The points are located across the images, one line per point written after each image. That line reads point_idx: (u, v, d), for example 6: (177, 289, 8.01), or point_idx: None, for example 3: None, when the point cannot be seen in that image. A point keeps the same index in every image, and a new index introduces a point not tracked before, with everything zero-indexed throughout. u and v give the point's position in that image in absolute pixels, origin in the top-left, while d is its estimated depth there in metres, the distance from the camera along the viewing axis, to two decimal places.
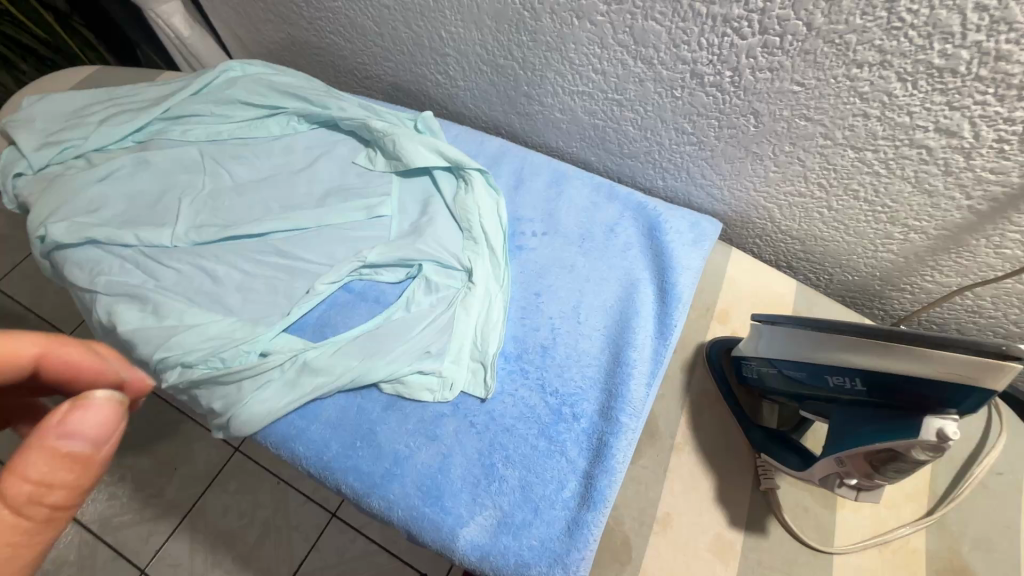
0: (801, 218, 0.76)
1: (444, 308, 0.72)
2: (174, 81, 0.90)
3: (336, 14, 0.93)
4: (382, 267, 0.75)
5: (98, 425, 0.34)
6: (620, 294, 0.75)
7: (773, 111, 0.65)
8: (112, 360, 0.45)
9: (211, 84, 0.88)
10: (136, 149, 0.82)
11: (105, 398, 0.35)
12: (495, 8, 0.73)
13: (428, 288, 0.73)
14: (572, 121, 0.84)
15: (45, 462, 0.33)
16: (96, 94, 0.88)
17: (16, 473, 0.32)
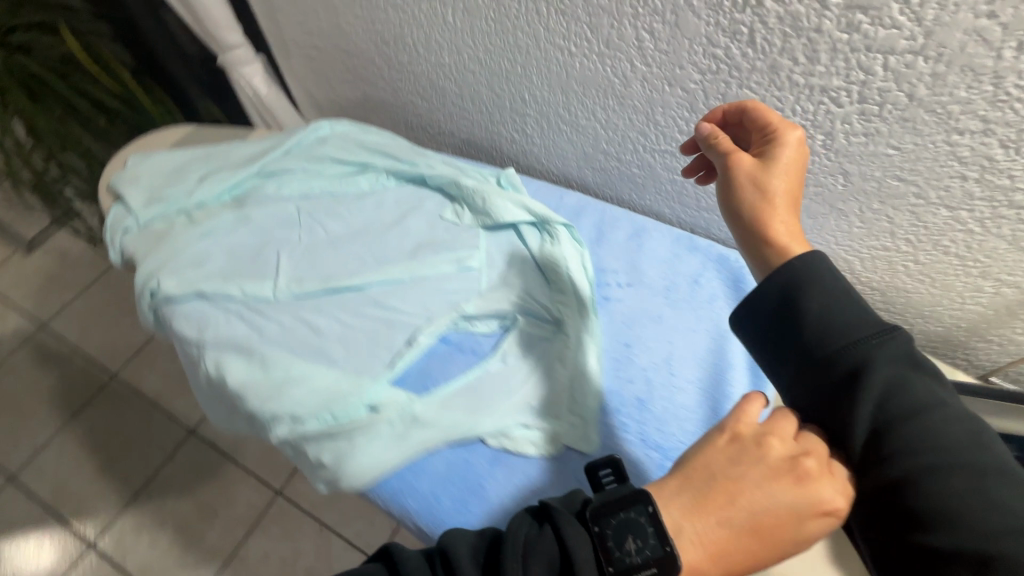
0: (885, 270, 0.78)
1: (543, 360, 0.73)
2: (267, 138, 0.95)
3: (418, 76, 0.99)
4: (477, 319, 0.77)
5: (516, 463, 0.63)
6: (710, 345, 0.76)
7: (864, 172, 0.67)
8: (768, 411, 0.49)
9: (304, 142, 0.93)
10: (234, 205, 0.86)
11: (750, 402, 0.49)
12: (585, 75, 0.78)
13: (522, 339, 0.75)
14: (649, 176, 0.88)
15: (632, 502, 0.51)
16: (194, 152, 0.93)
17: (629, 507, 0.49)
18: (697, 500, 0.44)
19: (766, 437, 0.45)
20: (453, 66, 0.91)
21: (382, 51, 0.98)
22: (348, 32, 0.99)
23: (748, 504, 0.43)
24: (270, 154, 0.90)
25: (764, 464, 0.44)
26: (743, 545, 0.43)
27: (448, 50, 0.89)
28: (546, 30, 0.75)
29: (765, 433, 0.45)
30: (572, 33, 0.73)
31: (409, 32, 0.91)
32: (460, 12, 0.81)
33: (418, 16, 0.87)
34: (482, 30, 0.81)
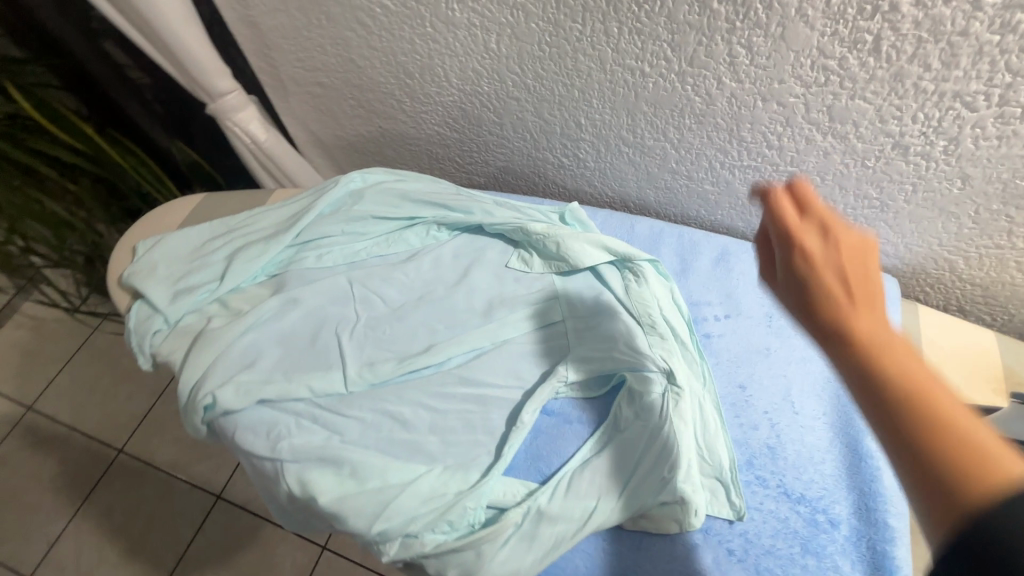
0: (993, 268, 0.73)
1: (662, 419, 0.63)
2: (294, 200, 0.84)
3: (449, 107, 0.89)
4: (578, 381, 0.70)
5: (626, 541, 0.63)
6: (828, 373, 0.71)
7: (988, 175, 0.62)
8: None
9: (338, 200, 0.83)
10: (275, 285, 0.76)
11: None
12: (659, 95, 0.70)
13: (629, 397, 0.68)
14: (724, 192, 0.81)
15: None
16: (213, 227, 0.82)
17: None
18: None
19: None
20: (493, 95, 0.82)
21: (405, 84, 0.88)
22: (364, 67, 0.89)
23: None
24: (303, 219, 0.80)
25: None
26: None
27: (489, 78, 0.80)
28: (616, 50, 0.67)
29: None
30: (648, 52, 0.65)
31: (440, 63, 0.81)
32: (507, 38, 0.72)
33: (453, 45, 0.77)
34: (533, 55, 0.73)
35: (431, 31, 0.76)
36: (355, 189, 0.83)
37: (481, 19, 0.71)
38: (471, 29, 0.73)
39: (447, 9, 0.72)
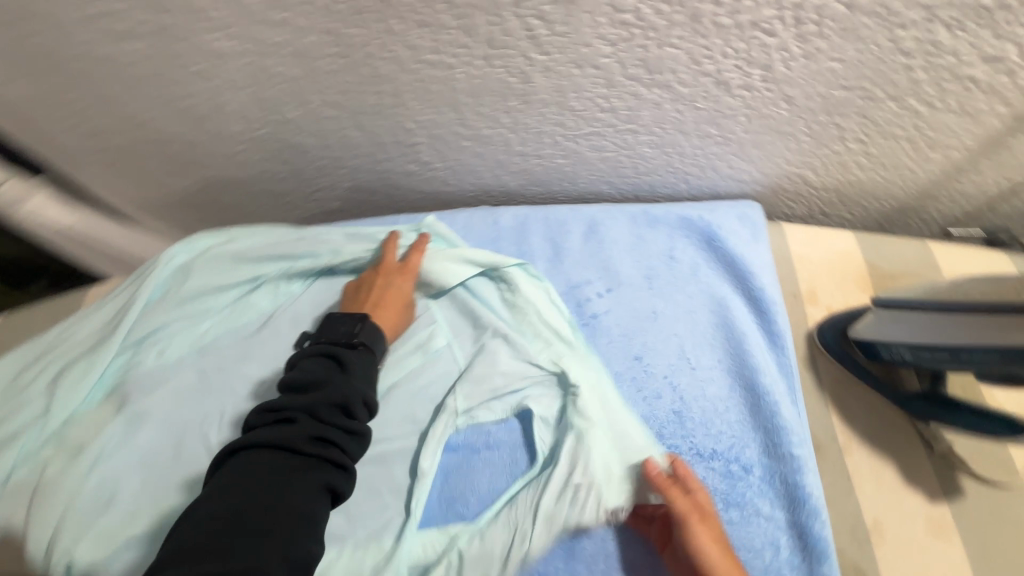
0: (838, 172, 0.75)
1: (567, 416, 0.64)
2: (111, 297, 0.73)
3: (264, 142, 0.78)
4: (475, 408, 0.65)
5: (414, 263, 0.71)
6: (715, 318, 0.71)
7: (808, 91, 0.61)
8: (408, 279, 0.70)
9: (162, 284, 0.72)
10: (115, 401, 0.66)
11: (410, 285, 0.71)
12: (475, 84, 0.64)
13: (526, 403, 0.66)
14: (577, 161, 0.77)
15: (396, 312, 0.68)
16: (22, 355, 0.69)
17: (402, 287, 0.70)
18: (383, 312, 0.67)
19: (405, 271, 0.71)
20: (304, 120, 0.73)
21: (204, 129, 0.76)
22: (148, 119, 0.76)
23: (394, 299, 0.69)
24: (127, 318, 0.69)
25: (404, 297, 0.69)
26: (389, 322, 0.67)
27: (292, 104, 0.70)
28: (410, 48, 0.59)
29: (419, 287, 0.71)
30: (444, 42, 0.58)
31: (230, 99, 0.70)
32: (288, 57, 0.62)
33: (234, 78, 0.66)
34: (326, 70, 0.64)
35: (202, 67, 0.65)
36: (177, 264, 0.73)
37: (250, 44, 0.61)
38: (244, 57, 0.63)
39: (206, 40, 0.61)
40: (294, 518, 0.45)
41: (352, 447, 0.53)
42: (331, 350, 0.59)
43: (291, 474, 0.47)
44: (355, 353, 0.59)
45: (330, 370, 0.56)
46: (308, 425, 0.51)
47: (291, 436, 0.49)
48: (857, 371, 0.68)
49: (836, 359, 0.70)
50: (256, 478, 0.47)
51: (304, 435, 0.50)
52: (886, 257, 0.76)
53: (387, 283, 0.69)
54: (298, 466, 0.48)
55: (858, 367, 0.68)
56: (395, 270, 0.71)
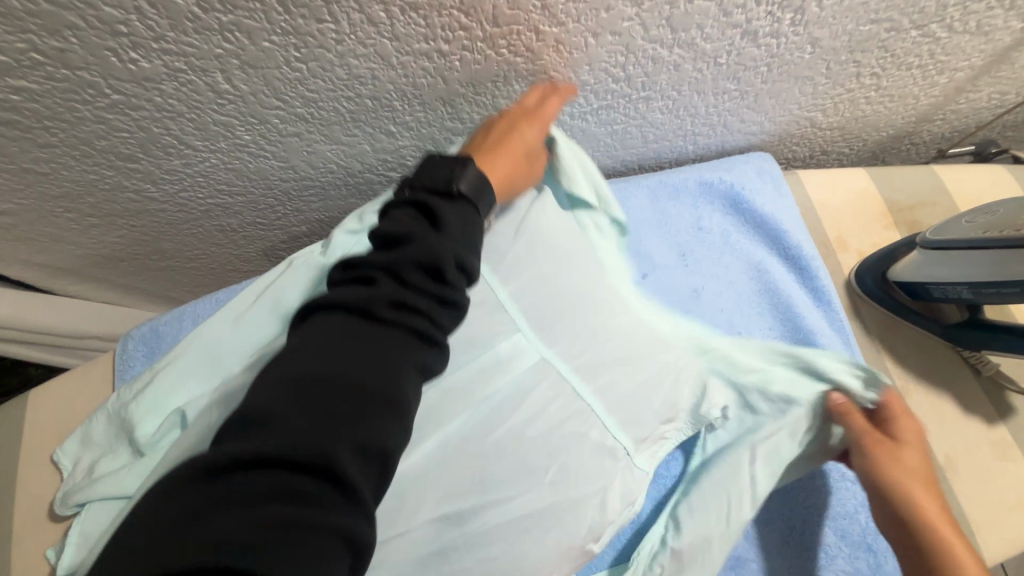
0: (847, 108, 0.72)
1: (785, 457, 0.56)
2: (91, 467, 0.56)
3: (211, 175, 0.64)
4: None
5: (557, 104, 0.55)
6: (757, 285, 0.68)
7: (835, 31, 0.57)
8: (547, 113, 0.54)
9: (150, 430, 0.55)
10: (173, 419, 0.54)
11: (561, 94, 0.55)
12: (474, 70, 0.54)
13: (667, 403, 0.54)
14: (581, 140, 0.69)
15: (511, 160, 0.52)
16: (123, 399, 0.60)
17: (537, 125, 0.53)
18: (509, 151, 0.52)
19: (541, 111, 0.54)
20: (261, 141, 0.59)
21: (129, 170, 0.61)
22: (53, 171, 0.59)
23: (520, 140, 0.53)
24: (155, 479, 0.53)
25: (531, 141, 0.54)
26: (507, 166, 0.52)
27: (245, 125, 0.56)
28: (396, 38, 0.48)
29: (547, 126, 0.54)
30: (438, 26, 0.47)
31: (162, 131, 0.55)
32: (238, 70, 0.49)
33: (165, 105, 0.52)
34: (287, 80, 0.51)
35: (120, 97, 0.50)
36: (149, 404, 0.56)
37: (185, 59, 0.47)
38: (177, 77, 0.49)
39: (123, 62, 0.46)
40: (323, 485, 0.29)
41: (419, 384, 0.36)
42: (426, 200, 0.42)
43: (341, 413, 0.32)
44: (448, 234, 0.40)
45: (412, 260, 0.38)
46: (375, 371, 0.34)
47: (352, 369, 0.33)
48: (898, 310, 0.68)
49: (877, 300, 0.69)
50: (292, 410, 0.31)
51: (361, 381, 0.33)
52: (899, 188, 0.75)
53: (507, 127, 0.53)
54: (377, 334, 0.36)
55: (899, 306, 0.67)
56: (523, 117, 0.53)
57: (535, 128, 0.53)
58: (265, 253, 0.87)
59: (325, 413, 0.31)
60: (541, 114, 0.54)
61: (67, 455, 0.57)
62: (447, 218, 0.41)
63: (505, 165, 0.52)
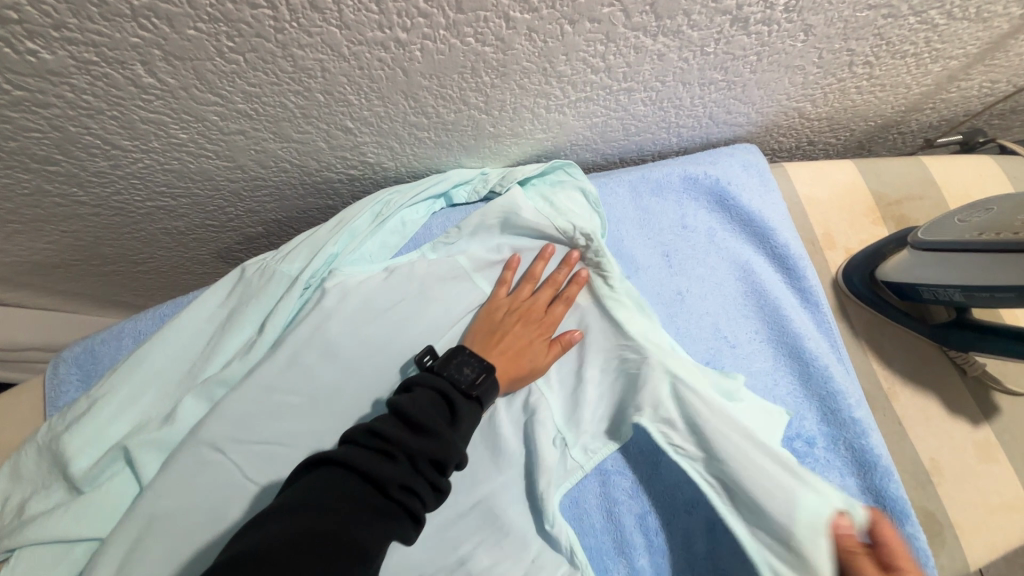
0: (837, 98, 0.68)
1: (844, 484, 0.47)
2: (21, 505, 0.50)
3: (148, 177, 0.57)
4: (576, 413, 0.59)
5: (573, 298, 0.61)
6: (743, 285, 0.65)
7: (830, 18, 0.52)
8: (561, 308, 0.60)
9: (87, 463, 0.50)
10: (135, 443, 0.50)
11: (580, 280, 0.61)
12: (439, 61, 0.48)
13: (604, 432, 0.58)
14: (558, 133, 0.64)
15: (514, 361, 0.57)
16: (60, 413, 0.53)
17: (555, 321, 0.60)
18: (496, 345, 0.57)
19: (558, 302, 0.61)
20: (200, 140, 0.53)
21: (49, 173, 0.54)
22: None
23: (531, 350, 0.58)
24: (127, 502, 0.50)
25: (546, 328, 0.60)
26: (514, 367, 0.57)
27: (180, 123, 0.50)
28: (345, 26, 0.42)
29: (562, 302, 0.61)
30: (394, 13, 0.42)
31: (81, 130, 0.48)
32: (162, 62, 0.42)
33: (80, 100, 0.45)
34: (222, 73, 0.45)
35: (23, 93, 0.43)
36: (87, 434, 0.50)
37: (95, 50, 0.40)
38: (89, 70, 0.42)
39: (20, 54, 0.39)
40: (356, 547, 0.37)
41: (433, 503, 0.44)
42: (445, 390, 0.50)
43: (375, 501, 0.41)
44: (470, 407, 0.50)
45: (440, 417, 0.47)
46: (407, 471, 0.42)
47: (389, 469, 0.42)
48: (885, 310, 0.66)
49: (863, 298, 0.67)
50: (340, 480, 0.41)
51: (395, 481, 0.42)
52: (888, 181, 0.72)
53: (520, 327, 0.59)
54: (402, 474, 0.42)
55: (887, 306, 0.65)
56: (540, 309, 0.60)
57: (557, 342, 0.59)
58: (219, 256, 0.80)
59: (352, 494, 0.40)
60: (565, 299, 0.61)
61: None
62: (460, 417, 0.48)
63: (507, 364, 0.57)
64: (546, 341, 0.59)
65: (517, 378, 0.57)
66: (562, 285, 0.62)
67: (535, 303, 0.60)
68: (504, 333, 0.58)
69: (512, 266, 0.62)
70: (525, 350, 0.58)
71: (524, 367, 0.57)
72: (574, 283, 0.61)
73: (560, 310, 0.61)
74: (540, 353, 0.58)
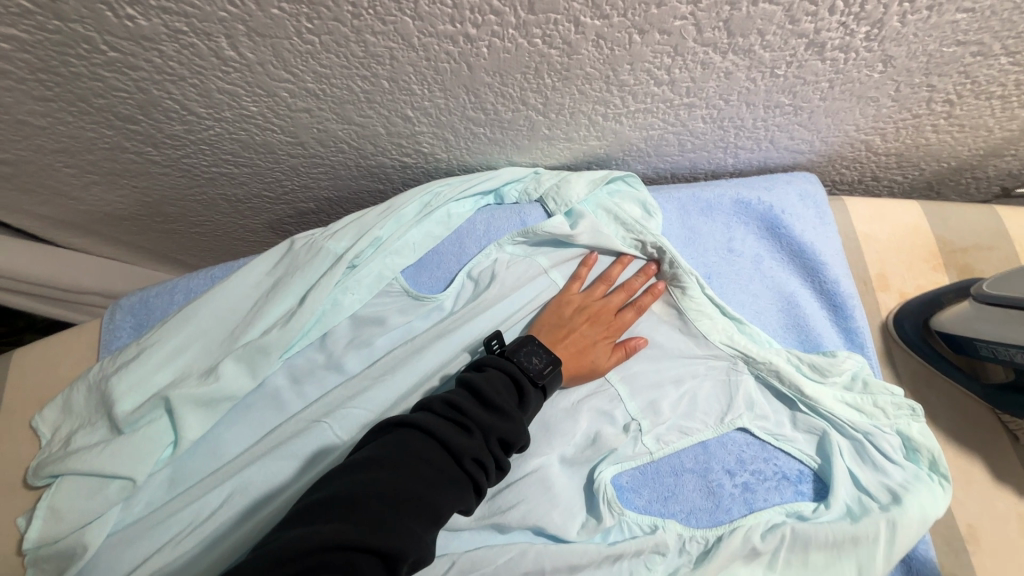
0: (910, 135, 0.65)
1: (939, 464, 0.55)
2: (69, 437, 0.53)
3: (217, 144, 0.60)
4: (645, 412, 0.59)
5: (646, 305, 0.61)
6: (784, 317, 0.63)
7: (913, 51, 0.50)
8: (632, 314, 0.61)
9: (131, 407, 0.53)
10: (175, 397, 0.52)
11: (659, 290, 0.61)
12: (503, 59, 0.48)
13: (682, 428, 0.58)
14: (613, 142, 0.64)
15: (577, 360, 0.58)
16: (109, 358, 0.56)
17: (622, 327, 0.60)
18: (562, 341, 0.58)
19: (630, 308, 0.61)
20: (269, 114, 0.55)
21: (129, 131, 0.57)
22: (49, 125, 0.55)
23: (595, 352, 0.59)
24: (162, 449, 0.53)
25: (613, 332, 0.60)
26: (576, 366, 0.58)
27: (252, 96, 0.52)
28: (418, 17, 0.43)
29: (636, 309, 0.61)
30: (467, 8, 0.42)
31: (162, 94, 0.51)
32: (245, 38, 0.45)
33: (166, 67, 0.48)
34: (298, 52, 0.46)
35: (118, 55, 0.46)
36: (133, 379, 0.53)
37: (187, 20, 0.43)
38: (178, 39, 0.44)
39: (119, 18, 0.42)
40: (431, 506, 0.43)
41: (495, 476, 0.49)
42: (516, 374, 0.53)
43: (448, 467, 0.46)
44: (535, 394, 0.54)
45: (510, 398, 0.52)
46: (479, 445, 0.48)
47: (465, 442, 0.47)
48: (936, 361, 0.62)
49: (912, 345, 0.63)
50: (419, 444, 0.46)
51: (470, 454, 0.47)
52: (955, 226, 0.69)
53: (587, 327, 0.59)
54: (473, 447, 0.47)
55: (939, 358, 0.62)
56: (610, 312, 0.60)
57: (622, 347, 0.59)
58: (272, 227, 0.84)
59: (428, 456, 0.46)
60: (638, 306, 0.61)
61: (45, 423, 0.54)
62: (530, 404, 0.53)
63: (570, 362, 0.58)
64: (611, 345, 0.59)
65: (577, 376, 0.58)
66: (636, 292, 0.63)
67: (608, 303, 0.61)
68: (572, 331, 0.59)
69: (588, 263, 0.62)
70: (588, 351, 0.58)
71: (584, 366, 0.58)
72: (649, 293, 0.61)
73: (631, 317, 0.61)
74: (604, 356, 0.59)
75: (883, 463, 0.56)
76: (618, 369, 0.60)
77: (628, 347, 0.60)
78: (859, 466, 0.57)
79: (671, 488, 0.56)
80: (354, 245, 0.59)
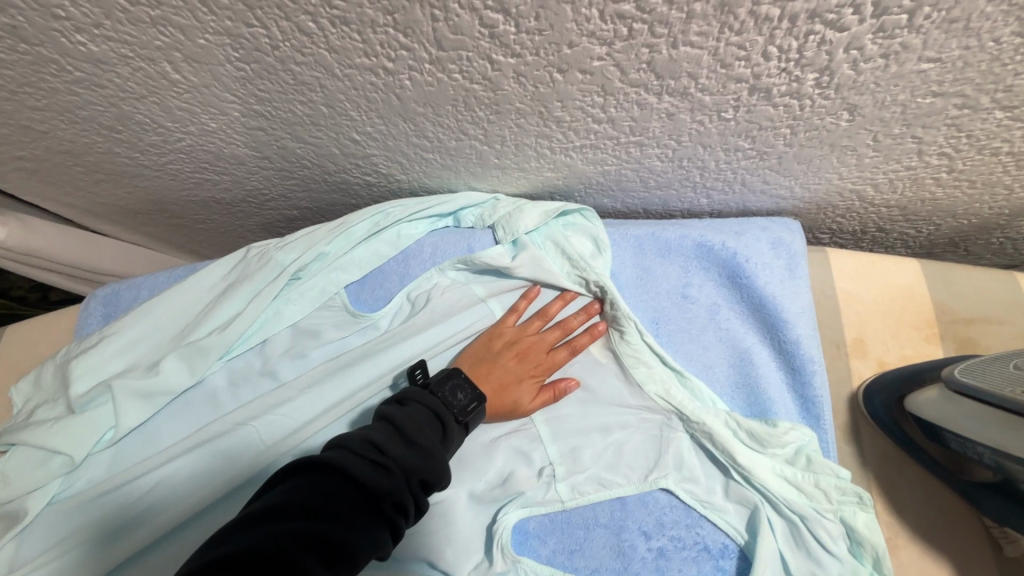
0: (909, 189, 0.57)
1: (884, 564, 0.49)
2: (33, 410, 0.59)
3: (193, 154, 0.65)
4: (562, 459, 0.57)
5: (583, 346, 0.60)
6: (733, 375, 0.58)
7: (880, 100, 0.44)
8: (565, 355, 0.60)
9: (83, 390, 0.58)
10: (118, 386, 0.56)
11: (598, 332, 0.60)
12: (428, 91, 0.48)
13: (600, 480, 0.56)
14: (570, 175, 0.61)
15: (500, 397, 0.58)
16: (76, 343, 0.62)
17: (553, 367, 0.60)
18: (487, 376, 0.59)
19: (565, 348, 0.60)
20: (228, 130, 0.58)
21: (116, 139, 0.63)
22: (49, 130, 0.62)
23: (519, 391, 0.58)
24: (104, 432, 0.57)
25: (542, 371, 0.59)
26: (498, 403, 0.58)
27: (208, 114, 0.56)
28: (333, 50, 0.44)
29: (571, 349, 0.60)
30: (377, 43, 0.43)
31: (131, 109, 0.56)
32: (184, 63, 0.48)
33: (127, 86, 0.52)
34: (235, 78, 0.49)
35: (83, 75, 0.51)
36: (87, 365, 0.58)
37: (130, 47, 0.46)
38: (128, 62, 0.48)
39: (73, 43, 0.46)
40: (347, 551, 0.40)
41: (413, 517, 0.46)
42: (438, 411, 0.53)
43: (367, 511, 0.43)
44: (456, 430, 0.53)
45: (432, 434, 0.51)
46: (399, 485, 0.45)
47: (385, 482, 0.44)
48: (907, 446, 0.55)
49: (881, 425, 0.56)
50: (329, 487, 0.43)
51: (390, 497, 0.44)
52: (962, 294, 0.60)
53: (516, 364, 0.59)
54: (388, 488, 0.44)
55: (910, 442, 0.54)
56: (542, 350, 0.60)
57: (550, 388, 0.59)
58: (266, 229, 0.88)
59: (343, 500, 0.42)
60: (574, 346, 0.60)
61: (20, 394, 0.61)
62: (452, 442, 0.52)
63: (492, 398, 0.58)
64: (538, 384, 0.59)
65: (499, 413, 0.58)
66: (574, 330, 0.61)
67: (542, 341, 0.60)
68: (500, 367, 0.59)
69: (529, 296, 0.61)
70: (513, 389, 0.58)
71: (506, 403, 0.58)
72: (587, 334, 0.60)
73: (564, 357, 0.60)
74: (528, 396, 0.58)
75: (818, 551, 0.51)
76: (543, 412, 0.59)
77: (556, 389, 0.59)
78: (792, 550, 0.52)
79: (579, 542, 0.54)
80: (298, 259, 0.61)
